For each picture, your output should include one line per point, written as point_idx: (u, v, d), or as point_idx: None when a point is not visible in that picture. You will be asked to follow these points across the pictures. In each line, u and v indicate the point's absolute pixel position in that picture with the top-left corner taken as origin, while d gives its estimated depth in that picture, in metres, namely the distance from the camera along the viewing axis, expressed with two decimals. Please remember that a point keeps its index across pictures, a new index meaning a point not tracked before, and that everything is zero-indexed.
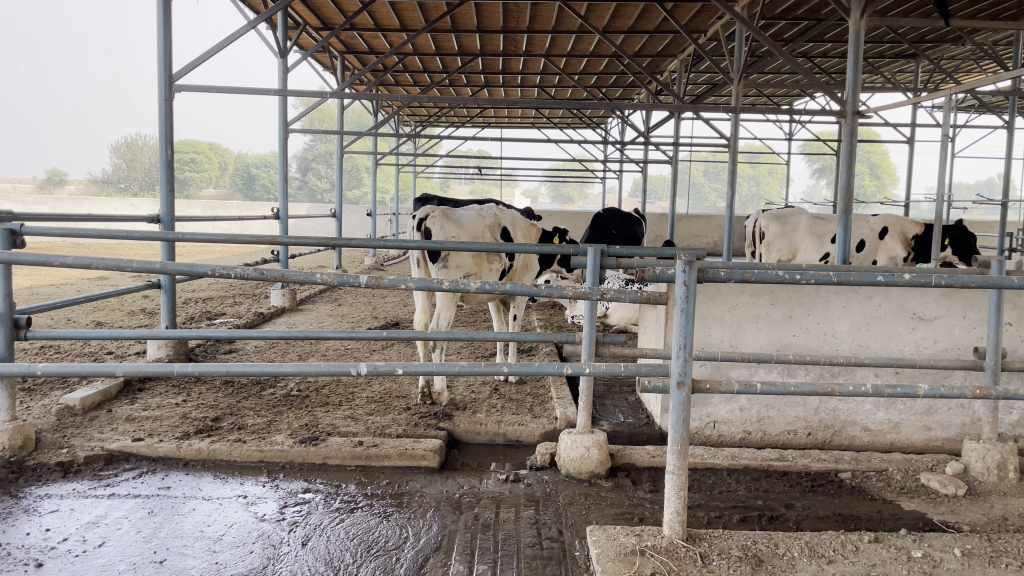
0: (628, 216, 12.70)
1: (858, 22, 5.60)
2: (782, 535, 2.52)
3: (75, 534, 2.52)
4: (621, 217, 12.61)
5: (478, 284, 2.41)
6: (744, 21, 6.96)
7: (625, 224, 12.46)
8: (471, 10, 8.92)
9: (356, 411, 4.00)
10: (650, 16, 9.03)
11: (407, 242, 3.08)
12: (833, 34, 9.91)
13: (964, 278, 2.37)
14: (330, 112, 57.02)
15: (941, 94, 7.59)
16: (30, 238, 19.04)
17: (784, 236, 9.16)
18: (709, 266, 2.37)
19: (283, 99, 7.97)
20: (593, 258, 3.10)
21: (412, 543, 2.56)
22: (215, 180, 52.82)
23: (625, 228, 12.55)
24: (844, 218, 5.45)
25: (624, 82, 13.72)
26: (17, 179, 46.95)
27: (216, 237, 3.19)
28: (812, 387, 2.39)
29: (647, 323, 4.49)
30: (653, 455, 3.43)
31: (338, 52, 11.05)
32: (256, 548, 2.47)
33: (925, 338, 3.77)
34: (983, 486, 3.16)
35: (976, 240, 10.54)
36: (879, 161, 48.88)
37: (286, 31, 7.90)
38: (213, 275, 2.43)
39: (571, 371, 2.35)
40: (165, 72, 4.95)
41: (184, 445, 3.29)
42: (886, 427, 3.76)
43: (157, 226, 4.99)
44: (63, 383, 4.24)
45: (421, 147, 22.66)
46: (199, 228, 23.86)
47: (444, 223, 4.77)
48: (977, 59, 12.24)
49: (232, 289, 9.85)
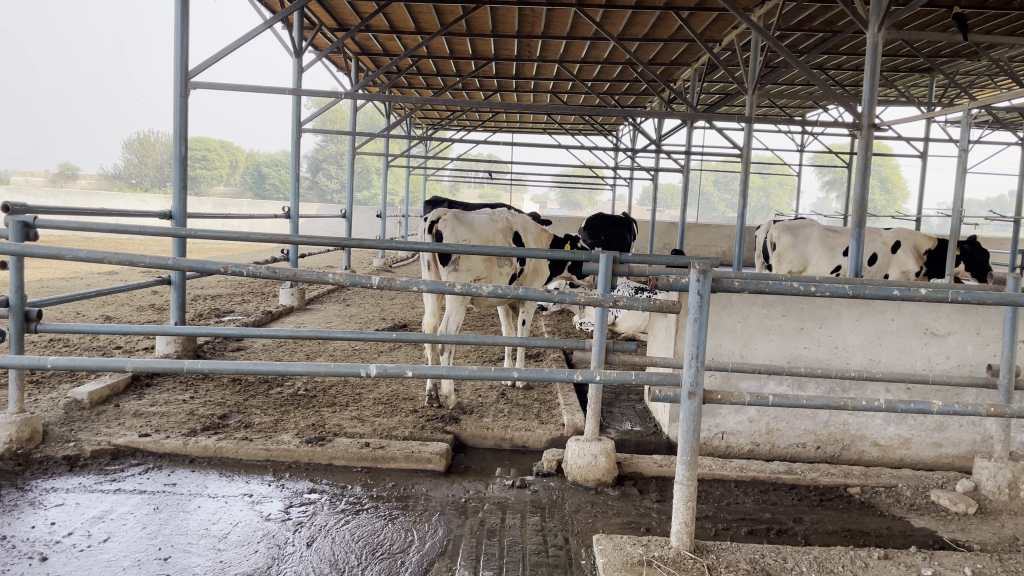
0: (620, 221, 12.82)
1: (875, 35, 5.56)
2: (791, 549, 2.49)
3: (80, 529, 2.52)
4: (609, 225, 12.82)
5: (490, 288, 2.39)
6: (760, 30, 6.92)
7: (612, 231, 12.66)
8: (487, 15, 8.96)
9: (364, 412, 4.00)
10: (665, 24, 9.03)
11: (418, 244, 3.06)
12: (849, 46, 9.88)
13: (981, 294, 2.35)
14: (341, 112, 57.27)
15: (959, 109, 7.52)
16: (44, 231, 19.25)
17: (795, 247, 9.10)
18: (723, 276, 2.35)
19: (297, 99, 7.99)
20: (605, 265, 3.09)
21: (418, 547, 2.55)
22: (226, 178, 53.15)
23: (613, 235, 12.74)
24: (857, 231, 5.37)
25: (637, 90, 13.74)
26: (31, 172, 47.48)
27: (225, 234, 3.16)
28: (824, 401, 2.36)
29: (657, 330, 4.48)
30: (662, 465, 3.41)
31: (353, 53, 11.13)
32: (261, 548, 2.46)
33: (937, 354, 3.74)
34: (993, 505, 3.10)
35: (988, 257, 10.46)
36: (889, 175, 48.66)
37: (302, 31, 7.94)
38: (225, 272, 2.42)
39: (582, 378, 2.33)
40: (182, 69, 4.97)
41: (190, 442, 3.28)
42: (896, 443, 3.73)
43: (169, 222, 4.99)
44: (71, 375, 4.27)
45: (432, 150, 22.70)
46: (209, 224, 24.01)
47: (456, 226, 4.74)
48: (992, 75, 12.19)
49: (240, 287, 9.88)
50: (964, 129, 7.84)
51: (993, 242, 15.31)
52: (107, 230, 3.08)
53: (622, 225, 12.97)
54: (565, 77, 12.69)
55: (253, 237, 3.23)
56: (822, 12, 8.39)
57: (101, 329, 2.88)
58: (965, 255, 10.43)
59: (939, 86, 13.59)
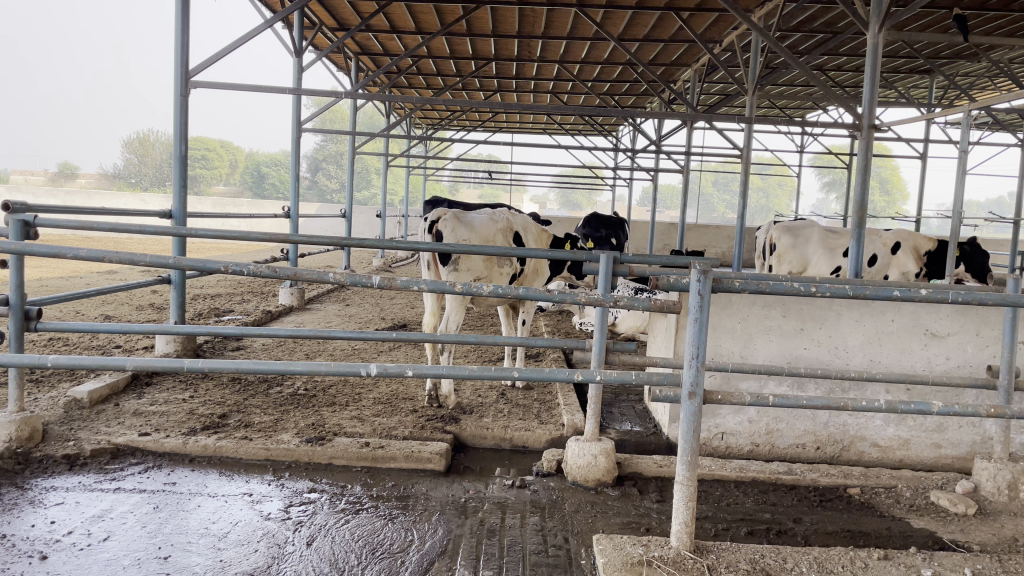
0: (615, 221, 12.86)
1: (876, 36, 5.56)
2: (791, 549, 2.49)
3: (80, 527, 2.52)
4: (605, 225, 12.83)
5: (491, 288, 2.39)
6: (760, 30, 6.91)
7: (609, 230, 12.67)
8: (487, 15, 8.96)
9: (363, 411, 4.00)
10: (666, 24, 9.04)
11: (418, 244, 3.05)
12: (849, 47, 9.89)
13: (981, 295, 2.35)
14: (340, 112, 57.25)
15: (960, 111, 7.51)
16: (43, 230, 19.24)
17: (795, 248, 9.10)
18: (724, 276, 2.35)
19: (297, 98, 7.99)
20: (605, 265, 3.09)
21: (418, 546, 2.55)
22: (225, 178, 53.13)
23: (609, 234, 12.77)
24: (857, 231, 5.37)
25: (637, 91, 13.74)
26: (30, 171, 47.46)
27: (226, 233, 3.16)
28: (824, 401, 2.36)
29: (657, 331, 4.48)
30: (661, 465, 3.41)
31: (353, 53, 11.13)
32: (261, 548, 2.46)
33: (937, 355, 3.74)
34: (993, 506, 3.10)
35: (987, 258, 10.47)
36: (889, 177, 48.70)
37: (302, 30, 7.94)
38: (226, 272, 2.41)
39: (582, 378, 2.33)
40: (182, 69, 4.96)
41: (190, 441, 3.28)
42: (896, 444, 3.73)
43: (169, 222, 4.98)
44: (71, 374, 4.26)
45: (432, 150, 22.69)
46: (209, 224, 24.00)
47: (456, 226, 4.74)
48: (993, 76, 12.20)
49: (239, 286, 9.87)
50: (964, 130, 7.84)
51: (993, 243, 15.32)
52: (107, 229, 3.07)
53: (615, 226, 13.01)
54: (565, 77, 12.69)
55: (253, 237, 3.22)
56: (822, 13, 8.40)
57: (102, 329, 2.88)
58: (965, 256, 10.43)
59: (939, 87, 13.60)
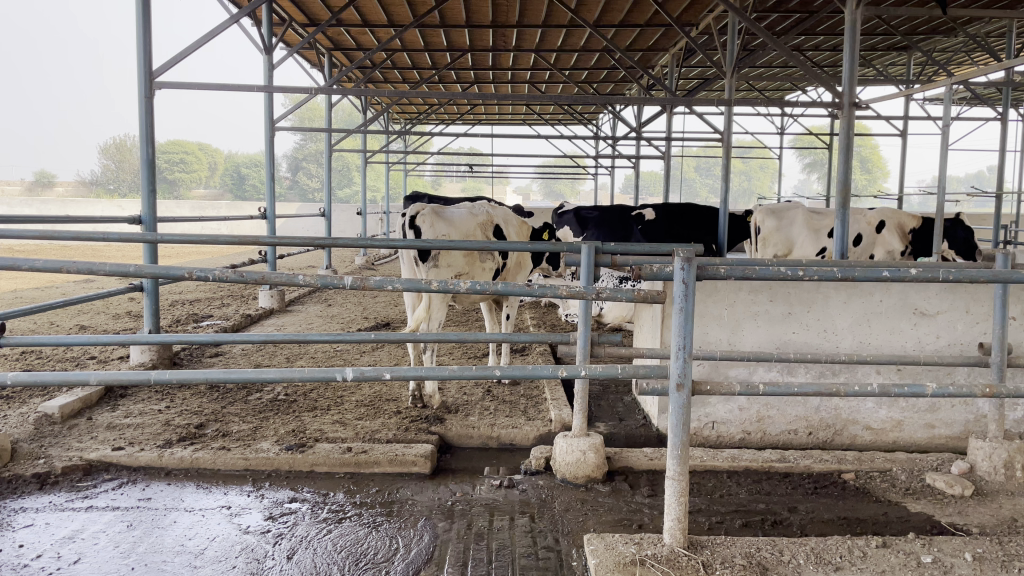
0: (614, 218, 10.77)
1: (854, 12, 5.46)
2: (788, 541, 2.42)
3: (49, 551, 2.40)
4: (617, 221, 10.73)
5: (468, 284, 2.32)
6: (738, 12, 6.74)
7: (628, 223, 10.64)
8: (460, 4, 8.82)
9: (345, 415, 3.89)
10: (642, 9, 8.93)
11: (396, 241, 2.91)
12: (825, 27, 9.86)
13: (973, 272, 2.28)
14: (317, 108, 56.80)
15: (939, 85, 7.36)
16: (18, 242, 18.81)
17: (779, 231, 9.04)
18: (709, 263, 2.26)
19: (269, 95, 7.81)
20: (588, 255, 2.98)
21: (403, 555, 2.45)
22: (205, 180, 52.49)
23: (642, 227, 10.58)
24: (841, 212, 5.29)
25: (616, 77, 13.67)
26: (7, 181, 46.66)
27: (193, 238, 2.99)
28: (816, 388, 2.29)
29: (643, 321, 4.41)
30: (652, 458, 3.34)
31: (325, 49, 10.93)
32: (239, 564, 2.35)
33: (927, 334, 3.69)
34: (989, 485, 3.06)
35: (970, 234, 10.49)
36: (868, 156, 49.26)
37: (271, 26, 7.76)
38: (191, 277, 2.28)
39: (566, 374, 2.23)
40: (144, 69, 4.78)
41: (166, 454, 3.16)
42: (888, 425, 3.68)
43: (139, 228, 4.81)
44: (43, 390, 4.11)
45: (413, 144, 22.49)
46: (187, 228, 23.66)
47: (433, 220, 4.64)
48: (970, 50, 12.24)
49: (218, 290, 9.69)
50: (947, 108, 7.61)
51: (977, 217, 15.35)
52: (71, 239, 2.92)
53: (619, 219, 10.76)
54: (542, 66, 12.56)
55: (222, 241, 3.07)
56: None
57: (48, 343, 2.67)
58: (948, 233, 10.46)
59: (917, 63, 13.62)
